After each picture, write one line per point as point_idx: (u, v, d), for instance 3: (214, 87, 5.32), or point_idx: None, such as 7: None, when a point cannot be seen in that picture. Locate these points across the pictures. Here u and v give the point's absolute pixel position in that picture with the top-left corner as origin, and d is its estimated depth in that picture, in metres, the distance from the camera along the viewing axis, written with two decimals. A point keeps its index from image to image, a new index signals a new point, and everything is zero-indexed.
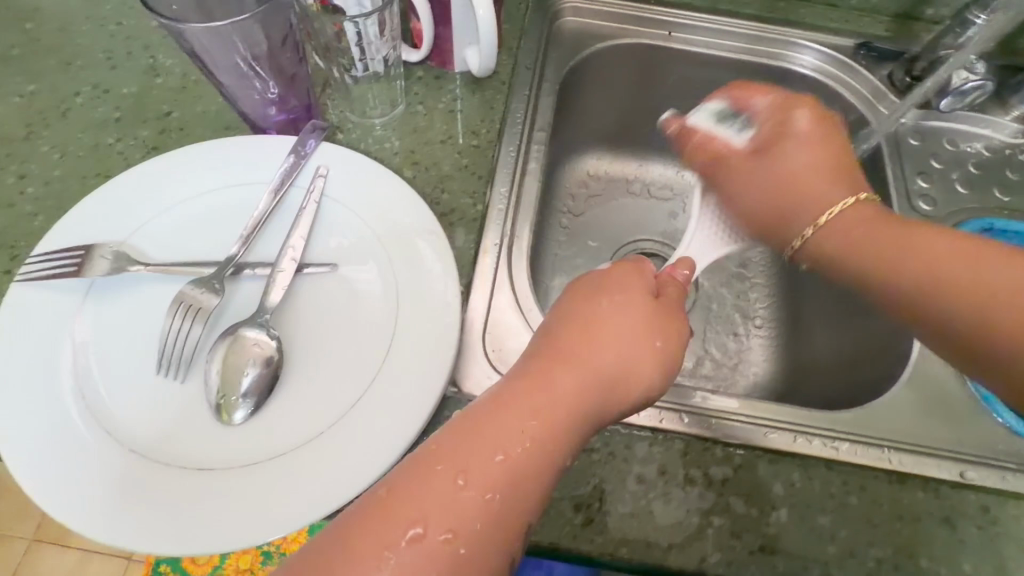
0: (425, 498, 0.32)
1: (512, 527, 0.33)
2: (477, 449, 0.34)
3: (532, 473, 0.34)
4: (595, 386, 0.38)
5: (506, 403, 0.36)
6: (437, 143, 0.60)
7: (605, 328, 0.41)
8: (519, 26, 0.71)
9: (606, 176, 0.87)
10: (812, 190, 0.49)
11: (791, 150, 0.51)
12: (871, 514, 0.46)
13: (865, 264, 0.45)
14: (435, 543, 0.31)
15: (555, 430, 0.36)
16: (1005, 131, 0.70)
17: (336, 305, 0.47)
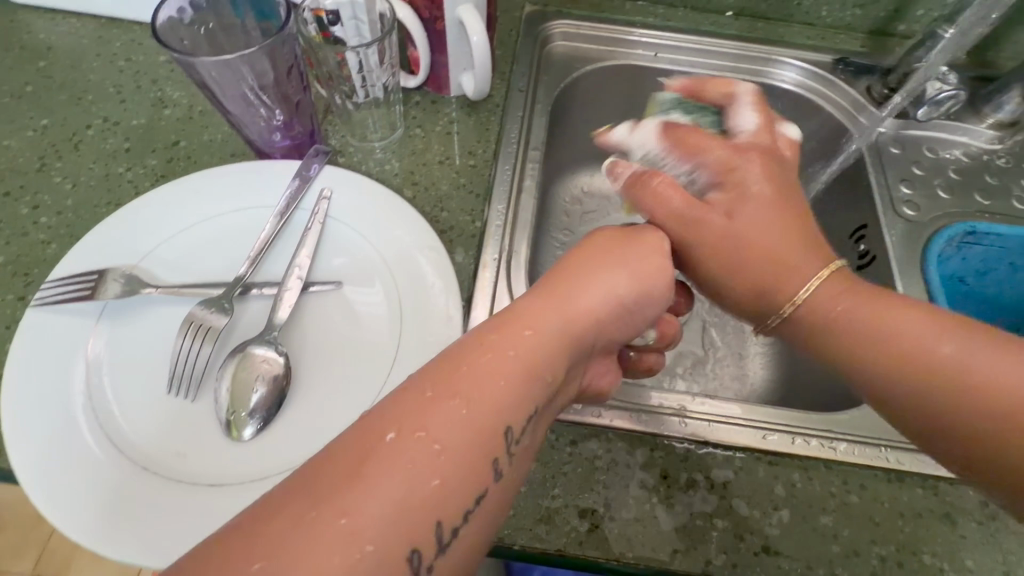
0: (407, 410, 0.29)
1: (486, 451, 0.30)
2: (461, 372, 0.32)
3: (506, 400, 0.32)
4: (571, 318, 0.37)
5: (485, 336, 0.34)
6: (435, 164, 0.62)
7: (582, 270, 0.40)
8: (510, 51, 0.74)
9: (599, 194, 0.89)
10: (786, 255, 0.41)
11: (741, 205, 0.42)
12: (872, 512, 0.46)
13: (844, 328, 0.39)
14: (410, 446, 0.28)
15: (534, 363, 0.34)
16: (981, 138, 0.72)
17: (342, 321, 0.49)
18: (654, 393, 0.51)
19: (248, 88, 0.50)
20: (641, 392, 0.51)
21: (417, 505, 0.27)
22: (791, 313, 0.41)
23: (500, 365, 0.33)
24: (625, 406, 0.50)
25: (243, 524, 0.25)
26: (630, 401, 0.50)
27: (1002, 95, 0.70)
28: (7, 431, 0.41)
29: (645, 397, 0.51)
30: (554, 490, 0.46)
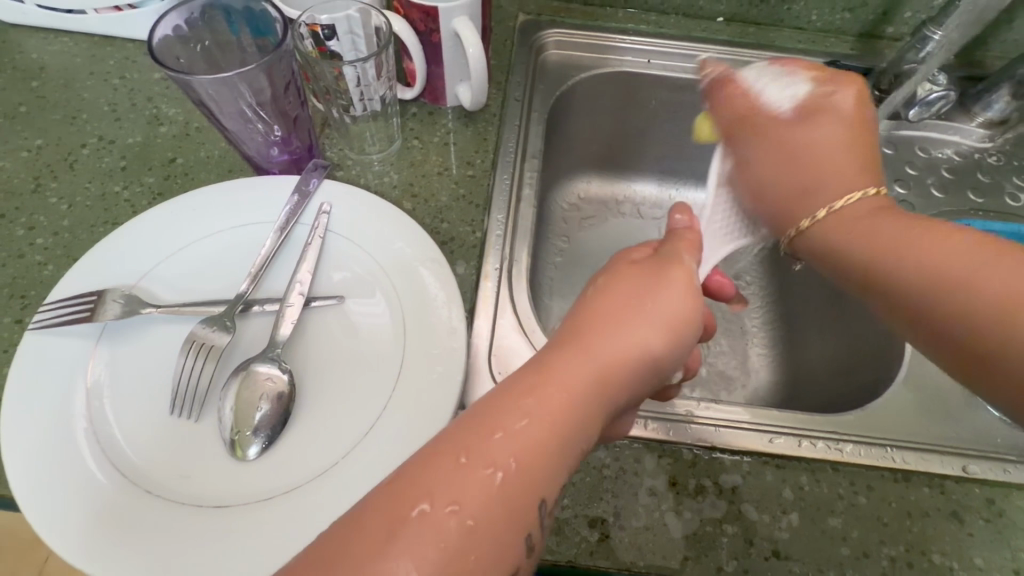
0: (434, 476, 0.30)
1: (520, 524, 0.30)
2: (488, 438, 0.31)
3: (539, 456, 0.32)
4: (604, 367, 0.36)
5: (514, 395, 0.33)
6: (434, 175, 0.62)
7: (610, 309, 0.39)
8: (505, 60, 0.75)
9: (597, 199, 0.92)
10: (828, 166, 0.47)
11: (803, 120, 0.49)
12: (880, 513, 0.46)
13: (862, 244, 0.44)
14: (441, 516, 0.28)
15: (569, 421, 0.33)
16: (973, 137, 0.73)
17: (345, 337, 0.48)
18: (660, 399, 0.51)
19: (247, 104, 0.50)
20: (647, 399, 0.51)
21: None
22: (816, 223, 0.47)
23: (531, 425, 0.32)
24: None
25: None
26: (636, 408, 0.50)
27: (991, 94, 0.71)
28: (8, 457, 0.41)
29: (651, 404, 0.51)
30: (562, 500, 0.46)
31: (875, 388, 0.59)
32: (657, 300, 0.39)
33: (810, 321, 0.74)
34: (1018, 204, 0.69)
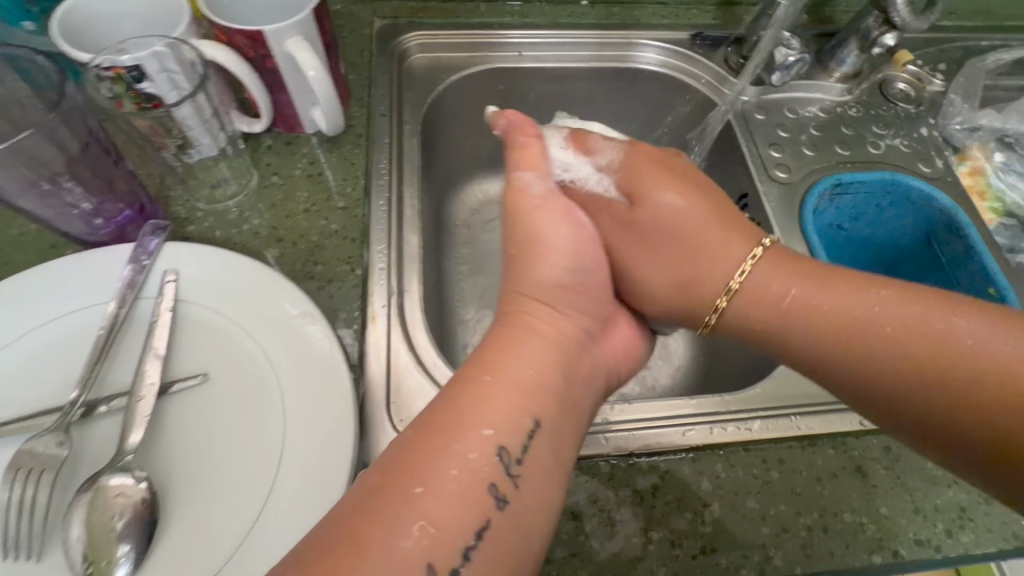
0: (390, 461, 0.34)
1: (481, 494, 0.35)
2: (441, 430, 0.36)
3: (495, 425, 0.37)
4: (527, 329, 0.43)
5: (469, 374, 0.39)
6: (300, 213, 0.57)
7: (528, 274, 0.46)
8: (365, 72, 0.69)
9: (497, 200, 0.90)
10: (713, 237, 0.46)
11: (668, 189, 0.48)
12: (793, 485, 0.47)
13: (771, 324, 0.44)
14: (405, 493, 0.33)
15: (519, 392, 0.39)
16: (833, 92, 0.76)
17: (226, 412, 0.43)
18: None
19: (36, 177, 0.43)
20: None
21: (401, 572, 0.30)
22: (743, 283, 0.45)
23: (483, 395, 0.38)
24: None
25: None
26: None
27: (843, 50, 0.74)
28: None
29: None
30: None
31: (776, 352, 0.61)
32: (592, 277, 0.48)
33: None
34: (880, 151, 0.73)
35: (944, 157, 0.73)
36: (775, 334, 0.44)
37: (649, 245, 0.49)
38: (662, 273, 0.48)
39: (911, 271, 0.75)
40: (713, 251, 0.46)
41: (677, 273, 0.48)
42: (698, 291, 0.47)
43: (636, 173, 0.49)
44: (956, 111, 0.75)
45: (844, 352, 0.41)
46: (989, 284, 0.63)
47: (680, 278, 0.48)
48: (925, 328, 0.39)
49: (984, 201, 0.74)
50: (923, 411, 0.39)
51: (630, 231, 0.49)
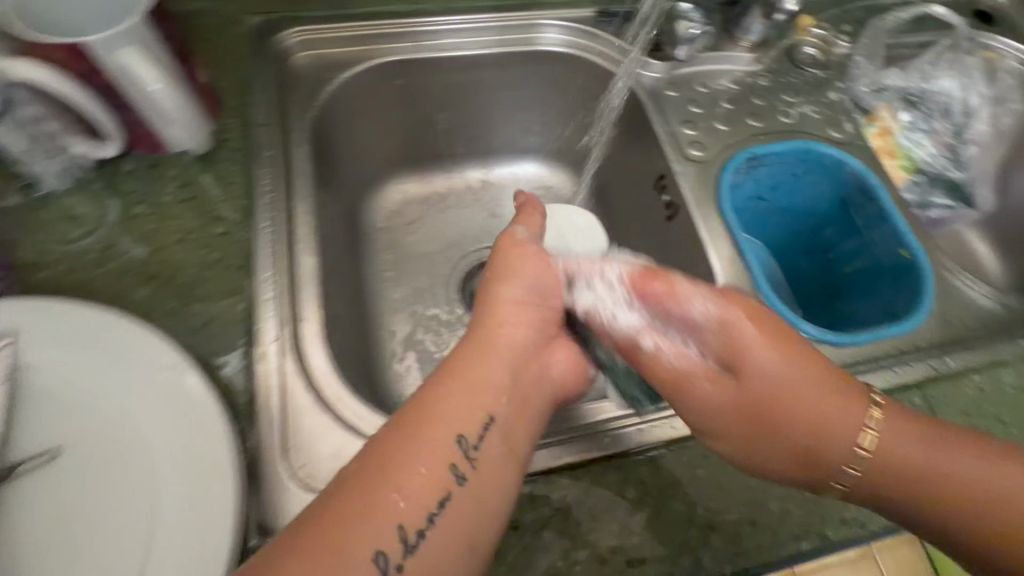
0: (376, 451, 0.36)
1: (438, 484, 0.36)
2: (409, 425, 0.37)
3: (463, 412, 0.39)
4: (487, 343, 0.43)
5: (447, 364, 0.41)
6: (174, 244, 0.50)
7: (489, 293, 0.46)
8: (239, 78, 0.62)
9: (416, 200, 0.85)
10: (833, 409, 0.42)
11: (774, 348, 0.42)
12: (720, 479, 0.46)
13: (799, 440, 0.42)
14: (381, 487, 0.35)
15: (480, 397, 0.40)
16: (743, 62, 0.74)
17: (87, 488, 0.38)
18: None
19: None
20: None
21: (352, 559, 0.32)
22: (871, 455, 0.41)
23: (456, 384, 0.40)
24: None
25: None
26: None
27: (745, 18, 0.72)
28: None
29: None
30: None
31: None
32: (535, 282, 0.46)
33: None
34: (791, 119, 0.72)
35: (852, 121, 0.73)
36: (799, 450, 0.42)
37: (747, 402, 0.43)
38: (758, 437, 0.43)
39: (830, 238, 0.73)
40: (805, 404, 0.42)
41: (763, 431, 0.43)
42: (762, 427, 0.43)
43: (734, 344, 0.43)
44: (862, 73, 0.75)
45: (864, 487, 0.42)
46: (900, 245, 0.63)
47: (745, 420, 0.43)
48: (1009, 501, 0.39)
49: (894, 161, 0.75)
50: (914, 531, 0.42)
51: (718, 388, 0.44)
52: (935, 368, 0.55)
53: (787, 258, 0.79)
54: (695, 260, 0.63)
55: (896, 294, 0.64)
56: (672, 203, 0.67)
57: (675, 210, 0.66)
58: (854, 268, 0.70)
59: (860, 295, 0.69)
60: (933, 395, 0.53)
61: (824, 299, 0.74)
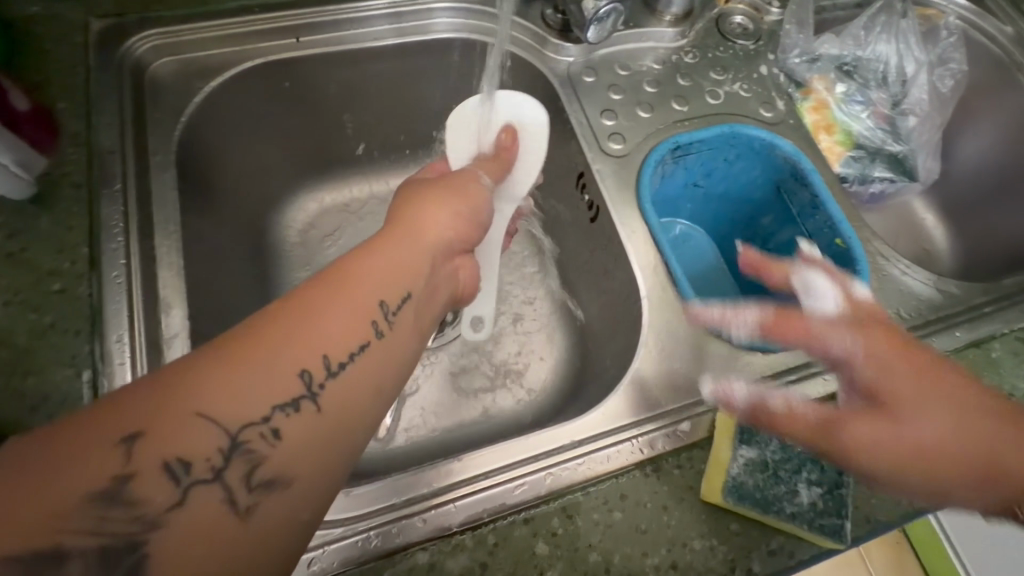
0: (307, 286, 0.35)
1: (364, 323, 0.35)
2: (340, 268, 0.37)
3: (388, 281, 0.38)
4: (417, 226, 0.44)
5: (377, 240, 0.41)
6: (0, 308, 0.44)
7: (428, 192, 0.47)
8: (81, 96, 0.53)
9: (330, 210, 0.74)
10: (988, 436, 0.38)
11: (922, 375, 0.39)
12: (638, 522, 0.42)
13: (929, 445, 0.38)
14: (309, 321, 0.33)
15: (406, 268, 0.40)
16: (666, 38, 0.68)
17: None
18: (387, 489, 0.43)
19: None
20: (368, 501, 0.42)
21: (277, 367, 0.31)
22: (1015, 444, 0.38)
23: (383, 258, 0.40)
24: (352, 531, 0.41)
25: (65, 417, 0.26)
26: (360, 520, 0.42)
27: None
28: None
29: (374, 506, 0.42)
30: None
31: (623, 354, 0.56)
32: (454, 180, 0.50)
33: (577, 280, 0.68)
34: (719, 100, 0.66)
35: (785, 96, 0.68)
36: (920, 460, 0.37)
37: (891, 415, 0.38)
38: (909, 451, 0.38)
39: (767, 226, 0.69)
40: (928, 411, 0.38)
41: (902, 453, 0.38)
42: (895, 444, 0.38)
43: (896, 363, 0.40)
44: (793, 43, 0.69)
45: (971, 482, 0.37)
46: (835, 235, 0.59)
47: (871, 438, 0.38)
48: None
49: (830, 136, 0.70)
50: None
51: (859, 414, 0.39)
52: None
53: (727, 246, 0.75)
54: (617, 266, 0.59)
55: None
56: (593, 204, 0.61)
57: (597, 211, 0.61)
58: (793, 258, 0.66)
59: None
60: None
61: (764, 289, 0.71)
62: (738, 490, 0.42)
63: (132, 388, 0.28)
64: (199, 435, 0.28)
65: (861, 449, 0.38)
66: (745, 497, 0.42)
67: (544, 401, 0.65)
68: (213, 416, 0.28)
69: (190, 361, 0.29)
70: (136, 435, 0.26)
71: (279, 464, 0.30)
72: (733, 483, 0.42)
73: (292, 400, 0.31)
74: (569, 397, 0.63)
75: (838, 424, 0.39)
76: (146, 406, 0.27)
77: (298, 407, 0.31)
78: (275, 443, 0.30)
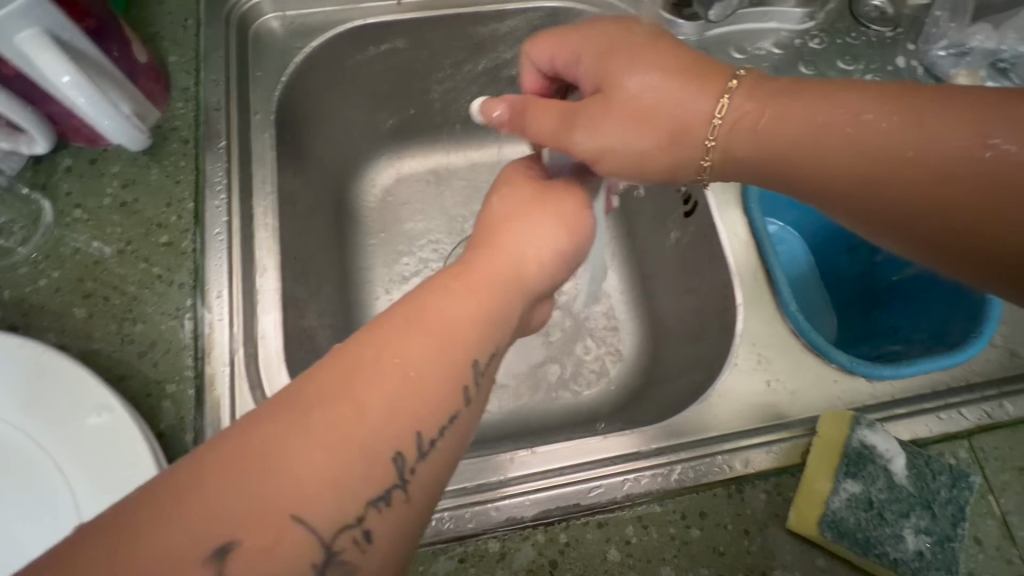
0: (380, 338, 0.28)
1: (454, 386, 0.29)
2: (429, 305, 0.31)
3: (476, 333, 0.31)
4: (504, 266, 0.36)
5: (454, 276, 0.34)
6: (114, 256, 0.46)
7: (513, 219, 0.41)
8: (191, 50, 0.54)
9: (406, 175, 0.73)
10: (886, 144, 0.31)
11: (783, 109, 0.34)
12: (716, 542, 0.41)
13: (823, 141, 0.33)
14: (386, 386, 0.26)
15: (494, 316, 0.33)
16: (792, 20, 0.61)
17: (14, 537, 0.36)
18: (463, 470, 0.44)
19: None
20: None
21: (368, 449, 0.25)
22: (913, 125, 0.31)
23: (465, 302, 0.32)
24: None
25: (134, 506, 0.20)
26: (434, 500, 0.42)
27: None
28: None
29: (447, 488, 0.43)
30: None
31: (708, 362, 0.53)
32: (561, 201, 0.43)
33: (658, 274, 0.65)
34: None
35: None
36: (812, 164, 0.34)
37: (618, 113, 0.38)
38: (626, 135, 0.38)
39: None
40: (935, 154, 0.30)
41: (666, 156, 0.38)
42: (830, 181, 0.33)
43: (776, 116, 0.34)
44: (941, 32, 0.61)
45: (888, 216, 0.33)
46: None
47: (811, 178, 0.34)
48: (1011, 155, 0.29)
49: None
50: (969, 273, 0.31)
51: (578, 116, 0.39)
52: (987, 415, 0.46)
53: (824, 255, 0.69)
54: (710, 266, 0.55)
55: (948, 313, 0.54)
56: (690, 197, 0.57)
57: (694, 206, 0.57)
58: (902, 276, 0.60)
59: (906, 306, 0.59)
60: (983, 446, 0.45)
61: (862, 306, 0.64)
62: (838, 526, 0.38)
63: (213, 478, 0.21)
64: (290, 547, 0.22)
65: (620, 143, 0.38)
66: (846, 534, 0.38)
67: (610, 395, 0.63)
68: (306, 521, 0.22)
69: (272, 434, 0.23)
70: (230, 546, 0.21)
71: (375, 568, 0.25)
72: (832, 517, 0.39)
73: (385, 490, 0.25)
74: (638, 394, 0.61)
75: (570, 123, 0.39)
76: (233, 504, 0.21)
77: (389, 499, 0.25)
78: (367, 548, 0.24)
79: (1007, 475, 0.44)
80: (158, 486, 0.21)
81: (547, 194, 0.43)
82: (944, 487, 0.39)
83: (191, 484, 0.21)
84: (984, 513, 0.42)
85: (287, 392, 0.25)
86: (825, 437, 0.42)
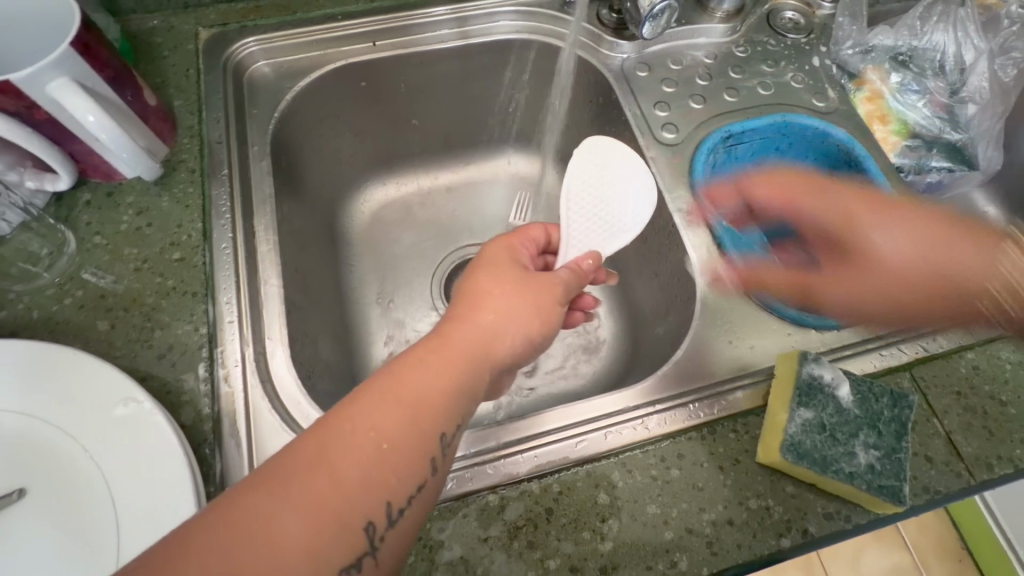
0: (361, 411, 0.33)
1: (422, 461, 0.34)
2: (404, 377, 0.36)
3: (443, 407, 0.36)
4: (475, 345, 0.39)
5: (430, 351, 0.38)
6: (132, 273, 0.51)
7: (486, 292, 0.42)
8: (194, 95, 0.61)
9: (395, 198, 0.80)
10: None
11: None
12: (696, 479, 0.45)
13: None
14: (361, 462, 0.31)
15: (463, 387, 0.37)
16: (716, 34, 0.69)
17: (53, 524, 0.39)
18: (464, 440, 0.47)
19: None
20: None
21: (345, 521, 0.30)
22: None
23: (434, 381, 0.36)
24: None
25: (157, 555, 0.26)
26: None
27: None
28: None
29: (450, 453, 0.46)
30: None
31: (678, 332, 0.59)
32: (536, 280, 0.44)
33: (628, 264, 0.71)
34: (769, 91, 0.66)
35: (838, 85, 0.68)
36: None
37: None
38: None
39: None
40: None
41: None
42: None
43: None
44: (845, 35, 0.69)
45: None
46: None
47: None
48: None
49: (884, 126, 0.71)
50: None
51: None
52: (924, 349, 0.52)
53: None
54: (670, 247, 0.61)
55: None
56: None
57: None
58: None
59: None
60: (923, 376, 0.50)
61: None
62: (797, 448, 0.43)
63: (211, 537, 0.27)
64: None
65: None
66: (805, 455, 0.43)
67: (597, 377, 0.68)
68: None
69: (263, 512, 0.28)
70: None
71: None
72: (791, 441, 0.43)
73: (356, 559, 0.30)
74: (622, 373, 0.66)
75: None
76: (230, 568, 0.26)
77: (361, 566, 0.30)
78: None
79: (948, 400, 0.49)
80: (172, 539, 0.27)
81: (513, 275, 0.44)
82: (886, 407, 0.44)
83: (189, 544, 0.27)
84: (931, 434, 0.47)
85: (277, 465, 0.30)
86: (782, 375, 0.47)
